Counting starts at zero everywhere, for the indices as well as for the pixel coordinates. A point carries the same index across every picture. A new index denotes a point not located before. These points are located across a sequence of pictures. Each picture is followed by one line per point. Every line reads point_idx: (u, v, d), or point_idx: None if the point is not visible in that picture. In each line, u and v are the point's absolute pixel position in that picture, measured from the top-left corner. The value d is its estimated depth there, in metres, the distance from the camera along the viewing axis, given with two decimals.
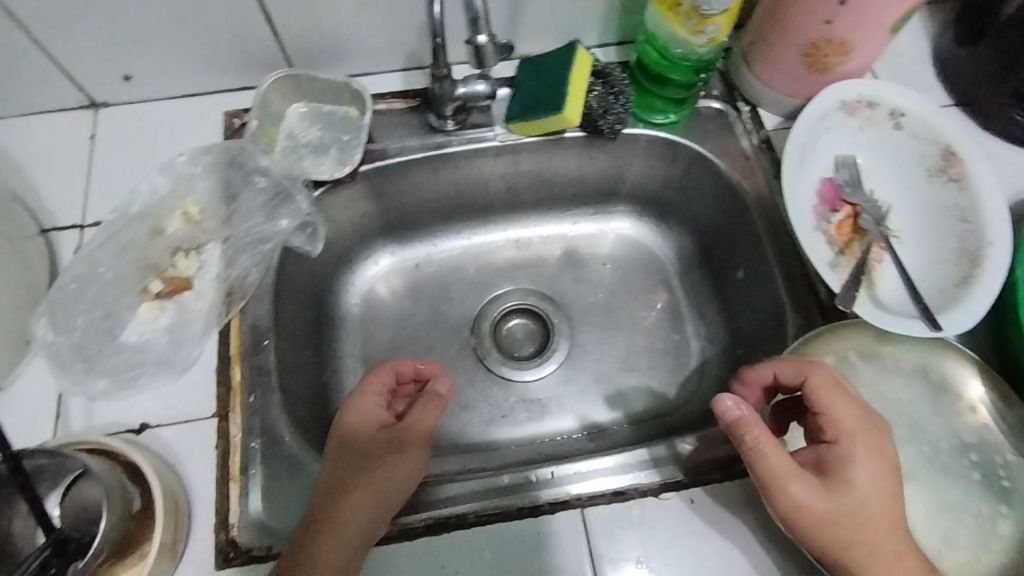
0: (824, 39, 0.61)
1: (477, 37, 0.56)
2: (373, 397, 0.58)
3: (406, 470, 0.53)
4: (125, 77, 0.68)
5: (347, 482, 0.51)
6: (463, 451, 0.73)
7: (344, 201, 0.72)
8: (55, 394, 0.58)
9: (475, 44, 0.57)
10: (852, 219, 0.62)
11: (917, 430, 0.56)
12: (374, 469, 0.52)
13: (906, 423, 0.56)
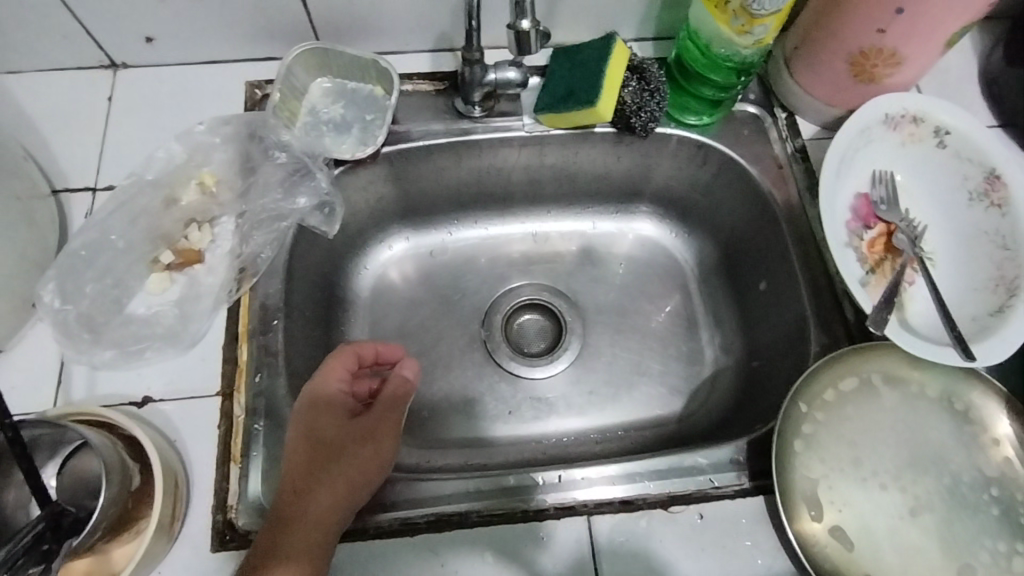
0: (875, 48, 0.58)
1: (521, 21, 0.55)
2: (338, 381, 0.55)
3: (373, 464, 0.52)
4: (147, 39, 0.66)
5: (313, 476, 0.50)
6: (467, 445, 0.72)
7: (362, 182, 0.70)
8: (58, 359, 0.57)
9: (518, 29, 0.55)
10: (885, 238, 0.61)
11: (938, 460, 0.54)
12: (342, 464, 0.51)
13: (927, 451, 0.55)
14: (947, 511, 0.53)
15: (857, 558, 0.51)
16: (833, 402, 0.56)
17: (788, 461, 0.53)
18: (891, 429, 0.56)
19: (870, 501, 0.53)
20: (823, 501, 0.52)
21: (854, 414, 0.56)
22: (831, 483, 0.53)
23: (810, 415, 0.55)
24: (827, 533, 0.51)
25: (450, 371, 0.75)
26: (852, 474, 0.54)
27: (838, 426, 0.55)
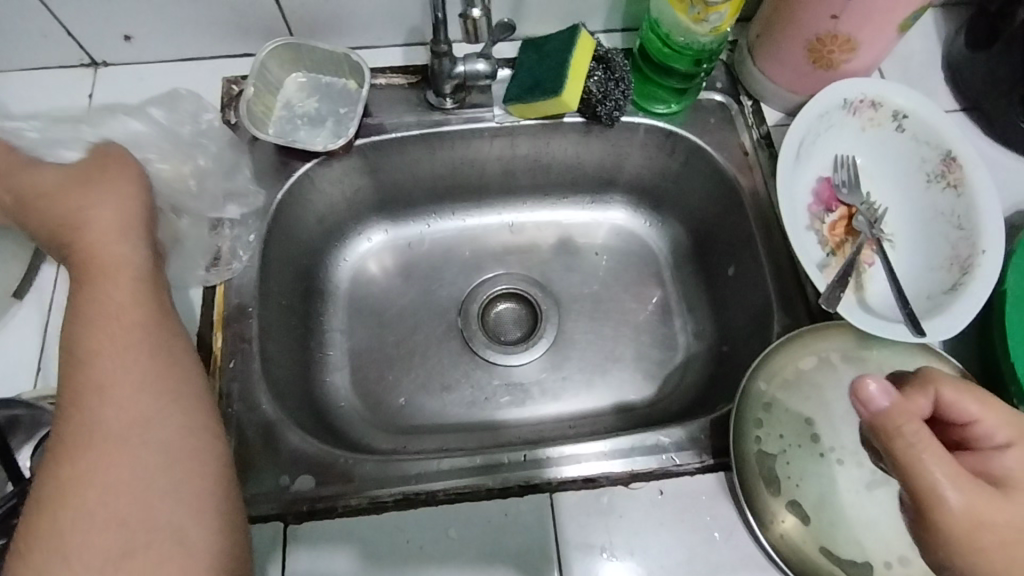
0: (830, 35, 0.59)
1: (471, 10, 0.57)
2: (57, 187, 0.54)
3: (116, 216, 0.51)
4: (125, 38, 0.68)
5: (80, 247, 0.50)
6: (444, 430, 0.73)
7: (337, 174, 0.72)
8: (41, 328, 0.59)
9: (468, 18, 0.58)
10: (846, 221, 0.62)
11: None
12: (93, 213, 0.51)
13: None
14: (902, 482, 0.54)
15: (813, 529, 0.52)
16: (793, 381, 0.57)
17: (747, 437, 0.54)
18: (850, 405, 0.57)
19: (829, 475, 0.54)
20: (781, 475, 0.54)
21: (813, 392, 0.57)
22: (789, 458, 0.55)
23: (770, 394, 0.56)
24: (784, 505, 0.53)
25: (428, 359, 0.77)
26: (810, 450, 0.55)
27: (797, 404, 0.57)
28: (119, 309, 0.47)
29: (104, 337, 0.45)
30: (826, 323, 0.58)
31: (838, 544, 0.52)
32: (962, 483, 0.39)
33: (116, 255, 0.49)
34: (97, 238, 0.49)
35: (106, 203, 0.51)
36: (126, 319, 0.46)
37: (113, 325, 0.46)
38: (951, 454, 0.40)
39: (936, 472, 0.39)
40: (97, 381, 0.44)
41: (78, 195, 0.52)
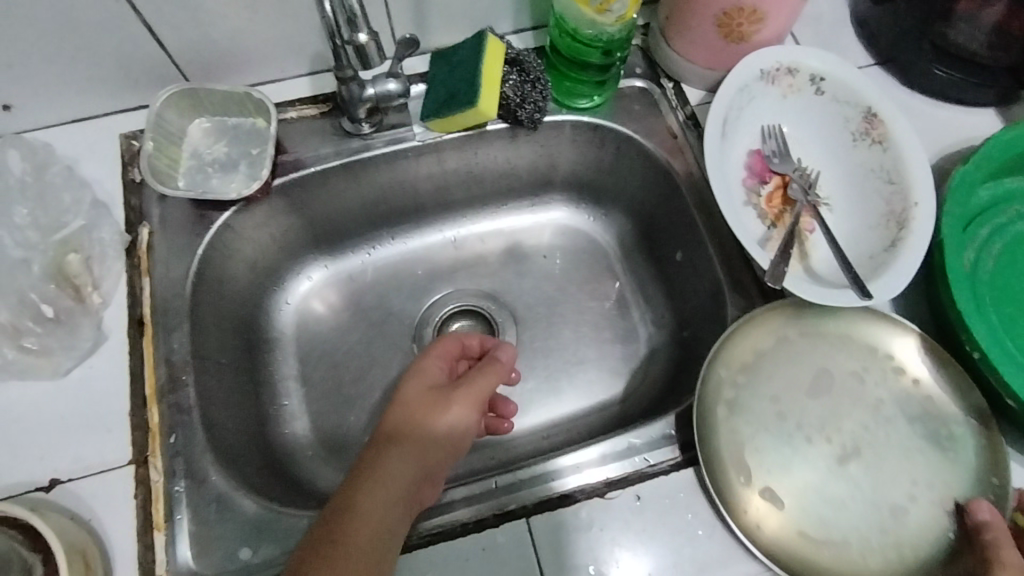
0: (736, 8, 0.58)
1: (357, 36, 0.55)
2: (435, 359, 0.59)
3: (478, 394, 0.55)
4: (3, 106, 0.62)
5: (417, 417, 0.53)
6: None
7: (260, 218, 0.68)
8: None
9: (356, 43, 0.56)
10: (780, 190, 0.62)
11: (864, 404, 0.55)
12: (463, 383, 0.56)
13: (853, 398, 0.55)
14: (877, 453, 0.54)
15: (794, 511, 0.51)
16: (756, 362, 0.56)
17: (714, 428, 0.54)
18: (819, 379, 0.56)
19: (806, 463, 0.53)
20: (755, 465, 0.53)
21: (778, 374, 0.56)
22: (762, 447, 0.53)
23: (736, 380, 0.56)
24: (764, 500, 0.52)
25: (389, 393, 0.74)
26: (781, 433, 0.54)
27: (760, 386, 0.56)
28: (412, 451, 0.51)
29: (365, 509, 0.47)
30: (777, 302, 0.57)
31: (820, 522, 0.51)
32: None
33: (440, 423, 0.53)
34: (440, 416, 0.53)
35: (462, 406, 0.55)
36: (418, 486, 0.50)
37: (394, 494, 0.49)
38: None
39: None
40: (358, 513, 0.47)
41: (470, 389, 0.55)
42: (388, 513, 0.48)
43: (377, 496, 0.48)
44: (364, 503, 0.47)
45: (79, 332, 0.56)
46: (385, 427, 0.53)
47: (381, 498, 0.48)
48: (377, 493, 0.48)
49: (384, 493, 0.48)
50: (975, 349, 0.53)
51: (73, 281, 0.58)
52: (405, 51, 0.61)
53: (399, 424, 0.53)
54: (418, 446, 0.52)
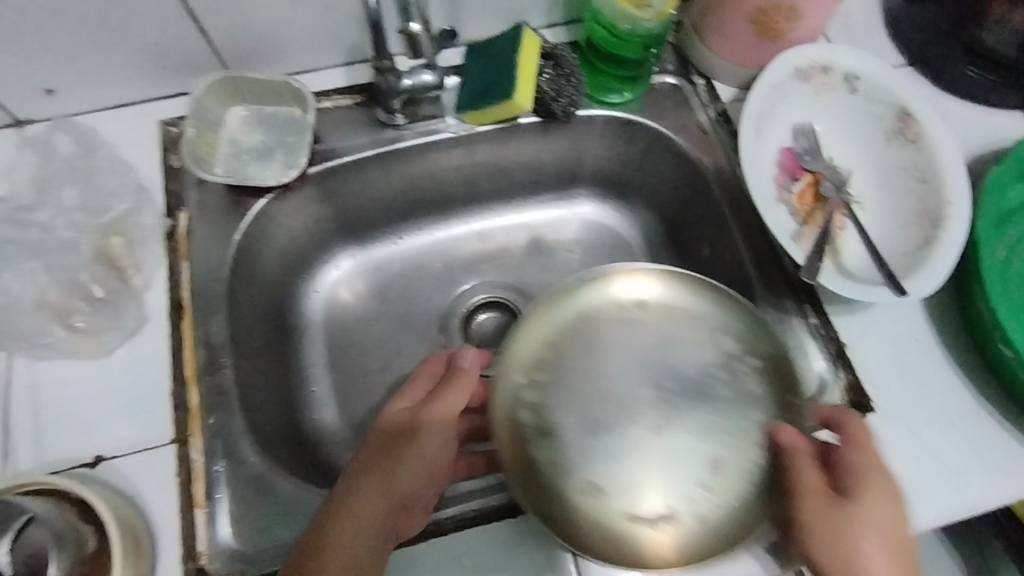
0: (772, 6, 0.59)
1: (409, 24, 0.56)
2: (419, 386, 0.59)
3: (444, 415, 0.55)
4: (47, 91, 0.63)
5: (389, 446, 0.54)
6: None
7: (293, 207, 0.69)
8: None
9: (408, 33, 0.57)
10: (813, 188, 0.63)
11: (781, 381, 0.53)
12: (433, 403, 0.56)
13: (673, 382, 0.53)
14: (704, 433, 0.51)
15: None
16: (535, 360, 0.54)
17: (519, 428, 0.51)
18: (630, 357, 0.54)
19: (624, 457, 0.50)
20: (558, 479, 0.50)
21: (588, 356, 0.54)
22: (586, 436, 0.51)
23: (544, 356, 0.54)
24: (652, 507, 0.49)
25: None
26: (592, 429, 0.51)
27: None
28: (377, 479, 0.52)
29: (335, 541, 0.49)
30: (662, 268, 0.56)
31: None
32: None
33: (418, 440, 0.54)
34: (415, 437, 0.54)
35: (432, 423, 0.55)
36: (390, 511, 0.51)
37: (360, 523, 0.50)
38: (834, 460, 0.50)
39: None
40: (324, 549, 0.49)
41: (445, 412, 0.56)
42: (358, 541, 0.49)
43: (345, 528, 0.49)
44: (333, 533, 0.49)
45: (124, 313, 0.58)
46: (361, 456, 0.54)
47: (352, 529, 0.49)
48: (343, 524, 0.50)
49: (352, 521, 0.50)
50: (1008, 346, 0.53)
51: (117, 264, 0.59)
52: (444, 45, 0.63)
53: (371, 454, 0.54)
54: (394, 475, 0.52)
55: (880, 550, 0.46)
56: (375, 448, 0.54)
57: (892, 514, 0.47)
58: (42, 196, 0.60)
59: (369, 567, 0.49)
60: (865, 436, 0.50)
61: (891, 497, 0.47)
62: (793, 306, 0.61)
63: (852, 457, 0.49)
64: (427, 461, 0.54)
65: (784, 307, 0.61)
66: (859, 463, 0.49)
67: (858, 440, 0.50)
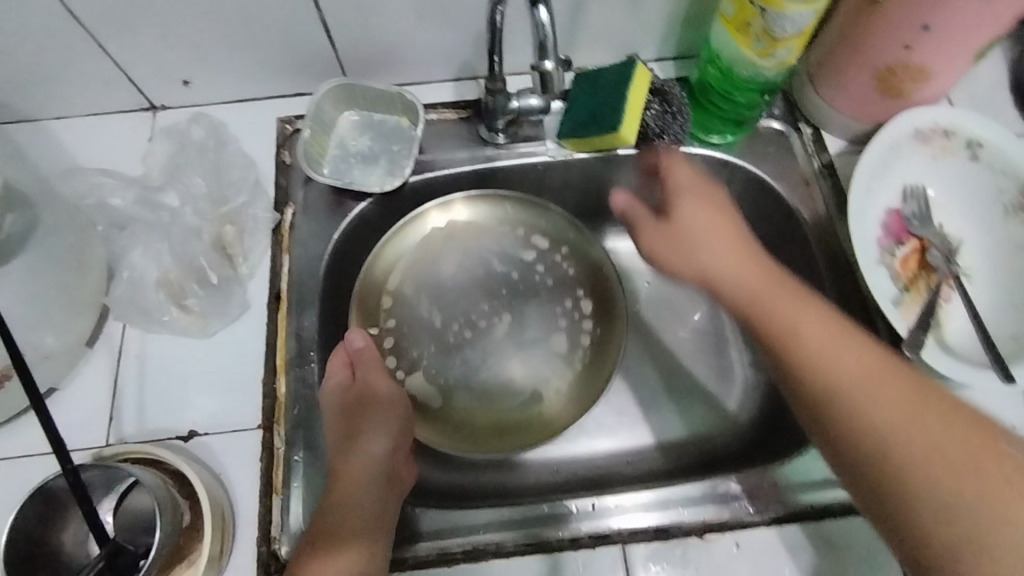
0: (901, 65, 0.57)
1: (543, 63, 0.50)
2: (338, 375, 0.59)
3: (385, 390, 0.60)
4: (183, 82, 0.67)
5: (358, 421, 0.57)
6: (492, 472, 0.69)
7: (389, 211, 0.69)
8: (111, 374, 0.58)
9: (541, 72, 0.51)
10: (918, 254, 0.61)
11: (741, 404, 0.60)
12: (368, 375, 0.60)
13: (525, 286, 0.71)
14: (540, 331, 0.70)
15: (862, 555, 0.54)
16: (390, 269, 0.69)
17: (375, 297, 0.69)
18: (465, 252, 0.71)
19: (489, 356, 0.69)
20: (434, 384, 0.68)
21: (420, 265, 0.70)
22: (435, 319, 0.69)
23: (394, 294, 0.69)
24: (524, 401, 0.67)
25: None
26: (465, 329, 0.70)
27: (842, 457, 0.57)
28: (355, 453, 0.56)
29: (344, 502, 0.53)
30: (468, 195, 0.69)
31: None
32: (887, 397, 0.44)
33: (377, 404, 0.59)
34: (370, 401, 0.59)
35: (377, 387, 0.60)
36: (383, 466, 0.56)
37: (353, 484, 0.54)
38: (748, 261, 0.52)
39: (902, 459, 0.42)
40: (334, 512, 0.53)
41: (360, 392, 0.59)
42: (365, 498, 0.54)
43: (345, 488, 0.54)
44: (341, 496, 0.54)
45: (231, 298, 0.61)
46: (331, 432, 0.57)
47: (355, 492, 0.54)
48: (341, 485, 0.54)
49: (352, 482, 0.54)
50: None
51: (228, 252, 0.63)
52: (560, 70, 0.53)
53: (342, 420, 0.57)
54: (359, 442, 0.56)
55: (862, 372, 0.45)
56: (334, 420, 0.57)
57: (813, 318, 0.48)
58: (169, 180, 0.65)
59: (384, 510, 0.54)
60: (700, 183, 0.56)
61: (793, 302, 0.50)
62: None
63: (685, 211, 0.55)
64: (387, 415, 0.59)
65: None
66: (732, 250, 0.53)
67: (687, 196, 0.55)
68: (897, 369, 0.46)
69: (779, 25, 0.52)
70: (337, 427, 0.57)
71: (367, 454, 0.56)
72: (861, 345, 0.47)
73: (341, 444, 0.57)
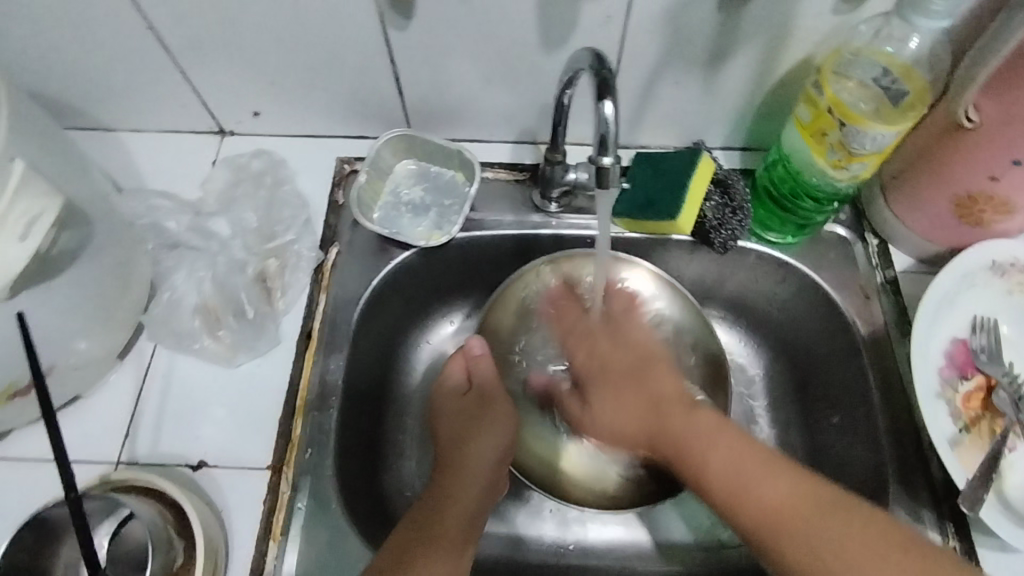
0: (984, 194, 0.54)
1: (602, 158, 0.47)
2: (453, 377, 0.64)
3: (503, 413, 0.62)
4: (254, 114, 0.69)
5: (465, 432, 0.60)
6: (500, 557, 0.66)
7: (435, 265, 0.69)
8: (135, 391, 0.59)
9: (598, 165, 0.47)
10: (982, 392, 0.56)
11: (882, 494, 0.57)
12: (489, 394, 0.63)
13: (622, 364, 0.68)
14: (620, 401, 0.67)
15: None
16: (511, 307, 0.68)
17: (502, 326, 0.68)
18: None
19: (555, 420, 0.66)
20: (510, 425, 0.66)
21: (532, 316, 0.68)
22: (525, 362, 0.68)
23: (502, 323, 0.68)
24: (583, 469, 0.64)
25: None
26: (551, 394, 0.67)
27: None
28: (468, 459, 0.59)
29: (450, 498, 0.56)
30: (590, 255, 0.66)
31: None
32: (781, 491, 0.46)
33: (499, 415, 0.62)
34: (479, 425, 0.61)
35: (495, 417, 0.62)
36: (494, 478, 0.59)
37: (456, 487, 0.57)
38: (715, 428, 0.51)
39: None
40: (427, 511, 0.55)
41: (476, 403, 0.62)
42: (467, 499, 0.57)
43: (449, 484, 0.57)
44: (442, 494, 0.56)
45: (263, 334, 0.61)
46: (445, 425, 0.62)
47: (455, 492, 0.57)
48: (445, 482, 0.58)
49: (467, 482, 0.58)
50: None
51: (268, 284, 0.64)
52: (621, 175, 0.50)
53: (457, 424, 0.62)
54: (467, 447, 0.60)
55: (718, 458, 0.49)
56: (450, 417, 0.62)
57: (618, 410, 0.57)
58: (224, 208, 0.66)
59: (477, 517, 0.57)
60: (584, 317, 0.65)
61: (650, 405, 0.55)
62: (931, 516, 0.56)
63: (600, 409, 0.58)
64: (504, 430, 0.61)
65: (920, 513, 0.56)
66: (630, 357, 0.59)
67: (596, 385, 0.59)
68: (747, 439, 0.50)
69: (857, 140, 0.50)
70: (455, 428, 0.61)
71: (479, 457, 0.59)
72: (711, 421, 0.52)
73: (447, 447, 0.61)
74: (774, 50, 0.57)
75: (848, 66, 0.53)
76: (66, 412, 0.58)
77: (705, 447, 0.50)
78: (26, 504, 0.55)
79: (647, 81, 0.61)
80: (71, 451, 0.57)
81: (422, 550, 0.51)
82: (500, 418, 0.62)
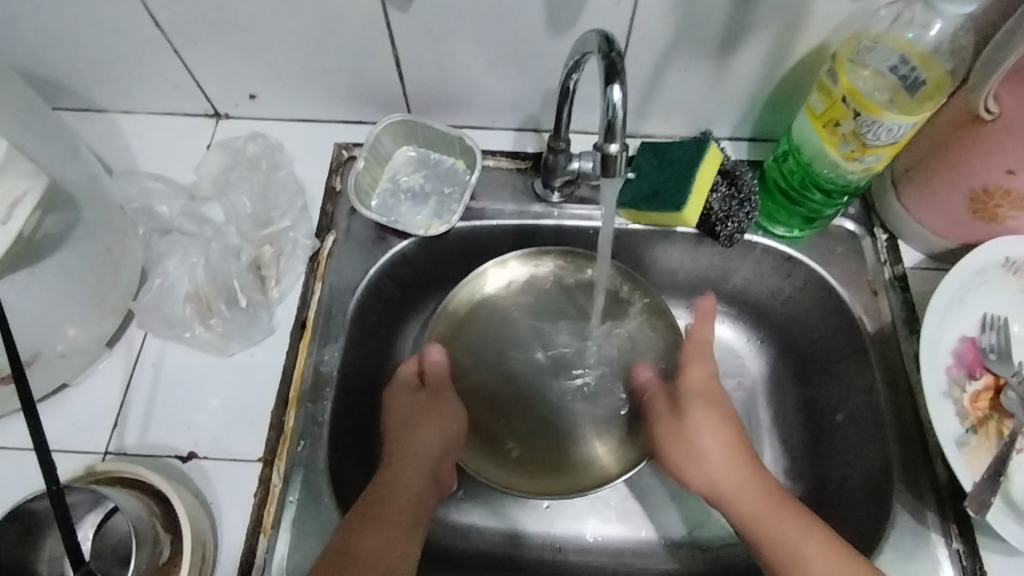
0: (1001, 189, 0.52)
1: (608, 145, 0.45)
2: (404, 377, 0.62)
3: (451, 414, 0.61)
4: (250, 96, 0.68)
5: (409, 426, 0.59)
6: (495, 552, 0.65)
7: (434, 255, 0.67)
8: (124, 379, 0.58)
9: (604, 153, 0.46)
10: (991, 392, 0.55)
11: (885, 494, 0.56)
12: (438, 397, 0.61)
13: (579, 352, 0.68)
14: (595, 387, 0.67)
15: None
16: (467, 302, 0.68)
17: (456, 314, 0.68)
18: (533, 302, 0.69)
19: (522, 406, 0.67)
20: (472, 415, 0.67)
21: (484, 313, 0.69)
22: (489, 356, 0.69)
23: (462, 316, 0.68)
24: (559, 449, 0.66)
25: None
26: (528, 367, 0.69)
27: None
28: (412, 455, 0.57)
29: (396, 490, 0.55)
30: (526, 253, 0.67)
31: None
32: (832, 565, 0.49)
33: (443, 416, 0.60)
34: (425, 425, 0.59)
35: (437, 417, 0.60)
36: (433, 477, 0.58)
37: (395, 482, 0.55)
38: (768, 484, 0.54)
39: None
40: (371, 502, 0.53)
41: (422, 401, 0.60)
42: (412, 494, 0.55)
43: (396, 477, 0.56)
44: (389, 488, 0.55)
45: (257, 322, 0.60)
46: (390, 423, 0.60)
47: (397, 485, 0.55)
48: (390, 474, 0.56)
49: (411, 476, 0.56)
50: None
51: (262, 272, 0.62)
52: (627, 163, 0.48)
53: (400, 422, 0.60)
54: (409, 443, 0.58)
55: (814, 555, 0.50)
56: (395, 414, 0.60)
57: (749, 484, 0.54)
58: (218, 192, 0.65)
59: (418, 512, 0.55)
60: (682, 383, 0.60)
61: (759, 476, 0.55)
62: (935, 517, 0.55)
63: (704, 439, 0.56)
64: (447, 434, 0.60)
65: (924, 514, 0.55)
66: (733, 425, 0.58)
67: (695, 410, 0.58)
68: (799, 509, 0.53)
69: (872, 131, 0.49)
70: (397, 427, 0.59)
71: (426, 453, 0.58)
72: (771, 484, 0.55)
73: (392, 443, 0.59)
74: (786, 37, 0.55)
75: (865, 54, 0.51)
76: (54, 400, 0.57)
77: (769, 504, 0.53)
78: (12, 492, 0.53)
79: (654, 68, 0.60)
80: (59, 439, 0.56)
81: (362, 544, 0.50)
82: (446, 419, 0.60)
